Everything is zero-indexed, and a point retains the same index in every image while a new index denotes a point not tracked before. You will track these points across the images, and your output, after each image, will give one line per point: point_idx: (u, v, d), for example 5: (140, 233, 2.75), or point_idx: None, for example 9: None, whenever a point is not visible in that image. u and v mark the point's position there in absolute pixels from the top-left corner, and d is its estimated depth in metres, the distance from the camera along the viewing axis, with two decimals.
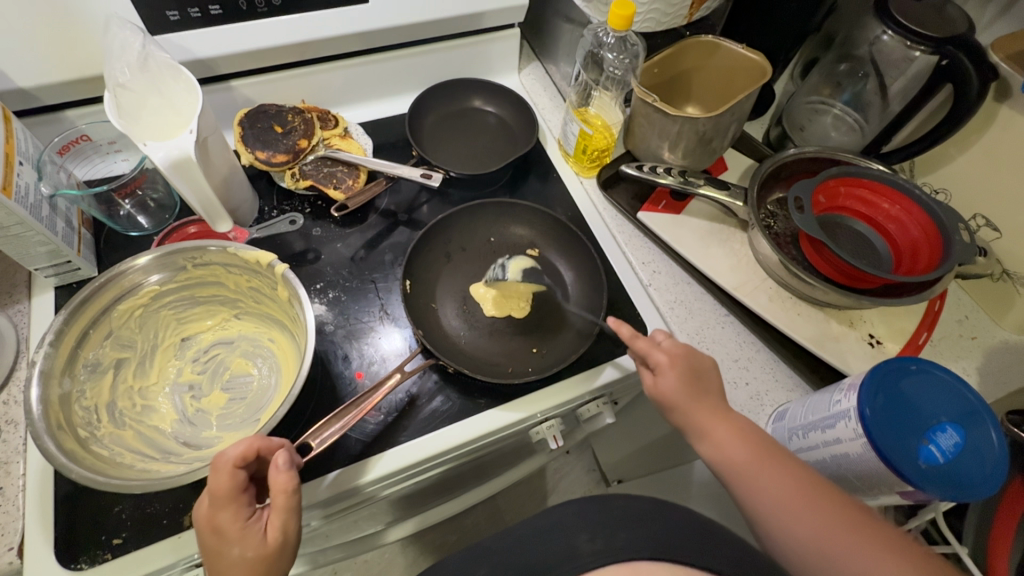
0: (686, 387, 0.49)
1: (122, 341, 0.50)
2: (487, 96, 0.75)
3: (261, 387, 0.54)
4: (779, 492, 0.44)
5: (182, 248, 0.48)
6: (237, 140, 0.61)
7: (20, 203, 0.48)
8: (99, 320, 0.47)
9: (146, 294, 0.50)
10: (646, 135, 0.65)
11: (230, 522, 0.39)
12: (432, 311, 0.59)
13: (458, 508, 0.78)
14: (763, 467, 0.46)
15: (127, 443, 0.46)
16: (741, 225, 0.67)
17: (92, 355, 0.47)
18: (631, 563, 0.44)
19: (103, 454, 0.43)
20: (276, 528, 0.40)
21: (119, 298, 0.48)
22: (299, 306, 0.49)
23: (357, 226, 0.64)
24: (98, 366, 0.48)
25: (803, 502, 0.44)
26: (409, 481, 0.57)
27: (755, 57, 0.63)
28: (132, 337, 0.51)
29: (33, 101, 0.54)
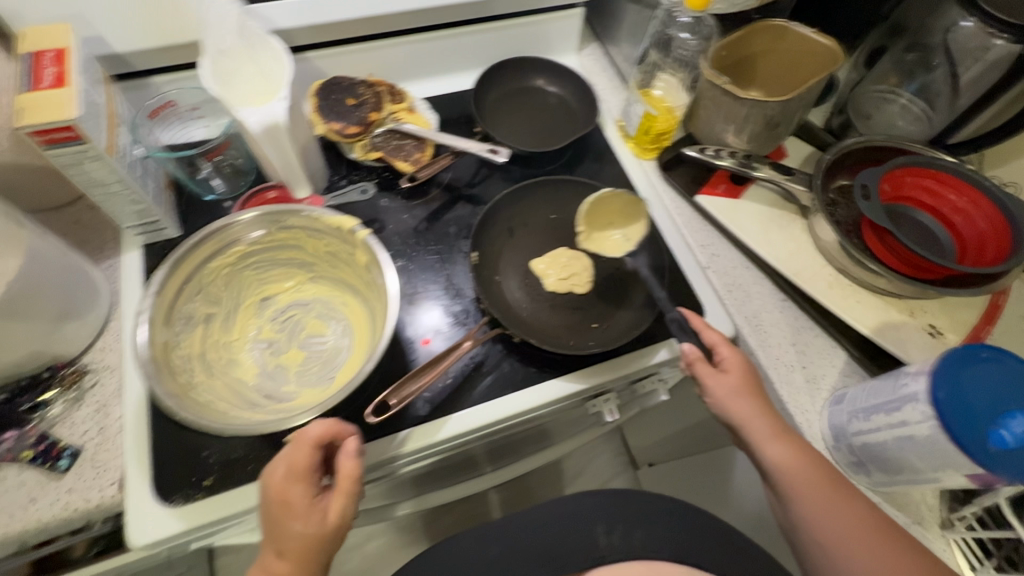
0: (747, 390, 0.51)
1: (211, 298, 0.54)
2: (550, 75, 0.76)
3: (336, 347, 0.56)
4: (836, 515, 0.47)
5: (279, 210, 0.51)
6: (311, 110, 0.63)
7: (121, 161, 0.50)
8: (192, 275, 0.50)
9: (234, 254, 0.53)
10: (711, 118, 0.65)
11: (297, 502, 0.41)
12: (496, 284, 0.61)
13: (487, 482, 0.80)
14: (819, 486, 0.47)
15: (217, 392, 0.49)
16: (800, 212, 0.67)
17: (186, 308, 0.51)
18: (648, 561, 0.56)
19: (199, 400, 0.46)
20: (336, 511, 0.42)
21: (202, 255, 0.50)
22: (376, 268, 0.51)
23: (422, 199, 0.66)
24: (189, 320, 0.51)
25: (857, 527, 0.46)
26: (464, 446, 0.59)
27: (826, 42, 0.62)
28: (219, 294, 0.54)
29: (128, 66, 0.57)
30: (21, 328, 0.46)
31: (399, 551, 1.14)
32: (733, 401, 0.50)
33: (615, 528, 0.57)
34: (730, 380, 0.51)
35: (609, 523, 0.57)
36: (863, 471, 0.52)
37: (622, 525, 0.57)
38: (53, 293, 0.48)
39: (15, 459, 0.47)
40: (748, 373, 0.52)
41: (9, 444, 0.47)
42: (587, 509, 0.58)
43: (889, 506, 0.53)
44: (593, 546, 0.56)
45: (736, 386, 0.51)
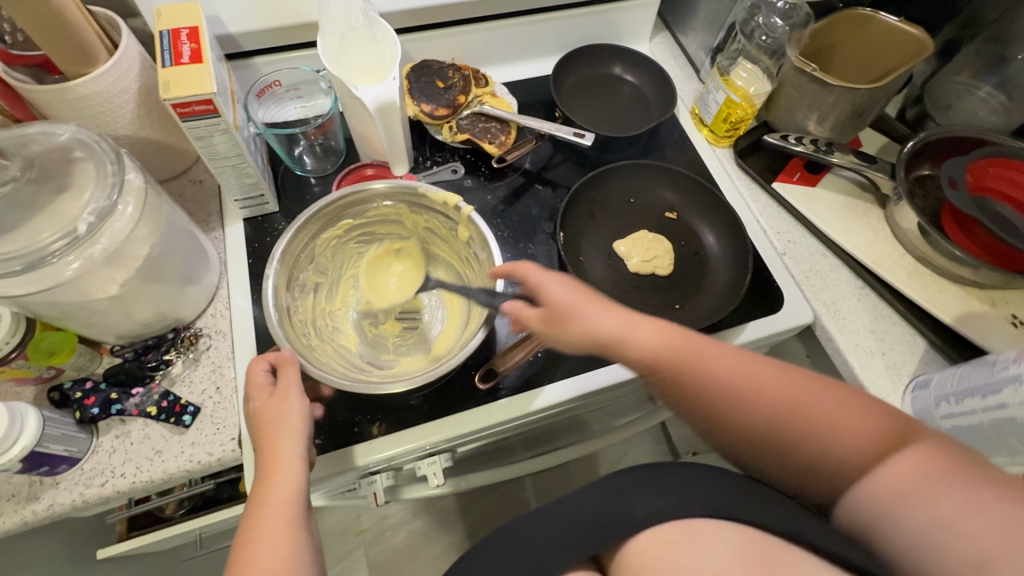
0: (558, 302, 0.47)
1: (320, 269, 0.56)
2: (627, 63, 0.77)
3: (431, 319, 0.59)
4: (824, 418, 0.41)
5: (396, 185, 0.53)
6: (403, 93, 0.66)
7: (243, 136, 0.54)
8: (308, 242, 0.53)
9: (343, 226, 0.55)
10: (793, 106, 0.66)
11: (274, 409, 0.42)
12: (580, 264, 0.62)
13: (541, 462, 0.83)
14: (789, 387, 0.43)
15: (329, 355, 0.52)
16: (878, 202, 0.68)
17: (302, 277, 0.54)
18: (684, 523, 0.39)
19: (319, 360, 0.49)
20: (304, 460, 0.41)
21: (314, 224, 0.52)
22: (481, 244, 0.53)
23: (503, 181, 0.68)
24: (301, 289, 0.54)
25: (859, 432, 0.40)
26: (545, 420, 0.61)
27: (915, 31, 0.63)
28: (325, 265, 0.57)
29: (238, 46, 0.59)
30: (154, 288, 0.49)
31: (443, 529, 1.15)
32: (555, 311, 0.47)
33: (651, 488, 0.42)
34: (534, 321, 0.47)
35: (643, 481, 0.43)
36: None
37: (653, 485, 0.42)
38: (180, 257, 0.51)
39: (141, 414, 0.50)
40: (677, 327, 0.46)
41: (138, 398, 0.50)
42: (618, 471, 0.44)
43: None
44: (627, 515, 0.40)
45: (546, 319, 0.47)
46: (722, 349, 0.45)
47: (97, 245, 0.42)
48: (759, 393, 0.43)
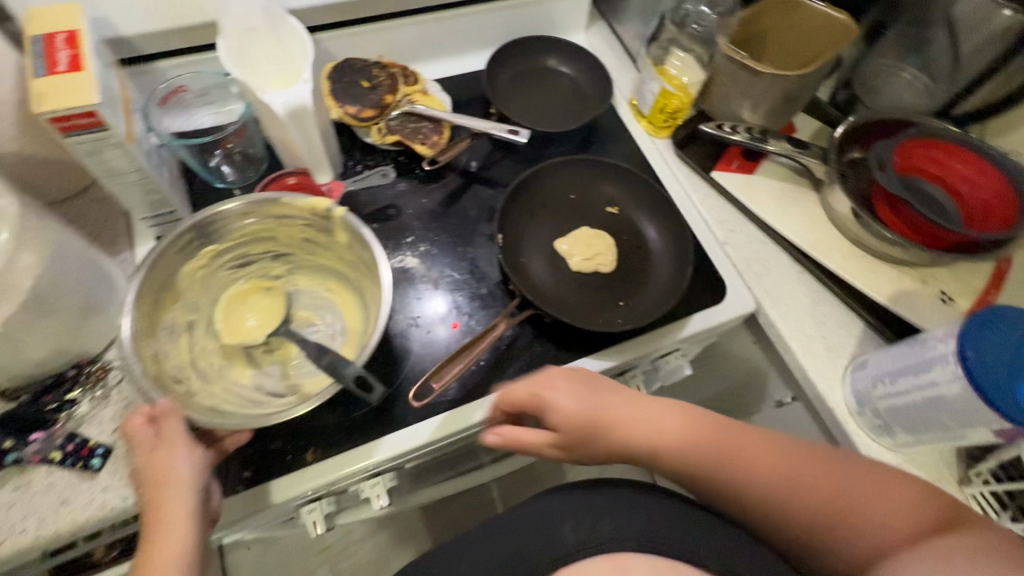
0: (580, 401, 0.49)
1: (189, 304, 0.50)
2: (561, 55, 0.75)
3: (330, 336, 0.53)
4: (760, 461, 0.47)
5: (258, 197, 0.48)
6: (325, 94, 0.62)
7: (139, 149, 0.48)
8: (168, 283, 0.47)
9: (207, 254, 0.50)
10: (727, 94, 0.66)
11: (163, 462, 0.39)
12: (521, 265, 0.60)
13: (500, 468, 0.82)
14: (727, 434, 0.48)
15: (219, 399, 0.47)
16: (813, 185, 0.69)
17: (168, 319, 0.47)
18: (616, 557, 0.45)
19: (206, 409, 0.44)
20: (196, 512, 0.39)
21: (187, 257, 0.48)
22: (363, 246, 0.49)
23: (439, 182, 0.65)
24: (173, 331, 0.48)
25: (791, 466, 0.46)
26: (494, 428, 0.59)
27: (840, 15, 0.63)
28: (197, 299, 0.51)
29: (133, 50, 0.55)
30: (47, 322, 0.44)
31: (409, 541, 1.12)
32: (565, 401, 0.48)
33: (581, 521, 0.47)
34: (545, 442, 0.49)
35: (576, 515, 0.47)
36: (887, 433, 0.54)
37: (588, 515, 0.47)
38: (77, 286, 0.46)
39: (43, 461, 0.45)
40: (578, 384, 0.50)
41: (37, 444, 0.46)
42: (553, 505, 0.48)
43: (911, 466, 0.55)
44: (558, 544, 0.46)
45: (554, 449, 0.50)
46: (622, 403, 0.50)
47: None
48: (666, 451, 0.48)
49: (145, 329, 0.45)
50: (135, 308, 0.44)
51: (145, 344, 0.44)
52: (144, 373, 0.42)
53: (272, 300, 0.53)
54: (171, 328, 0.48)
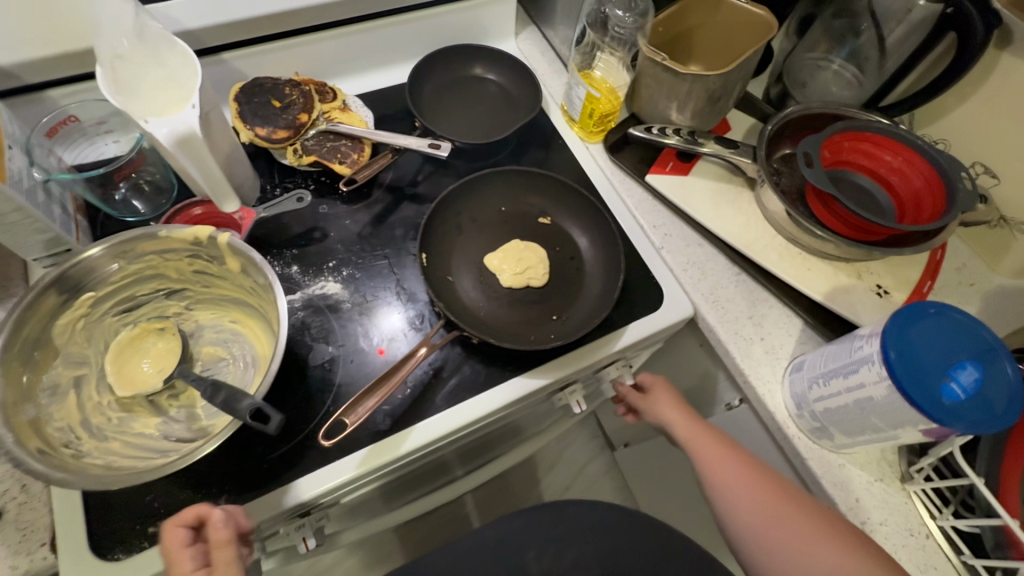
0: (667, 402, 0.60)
1: (73, 359, 0.46)
2: (488, 62, 0.73)
3: (240, 368, 0.51)
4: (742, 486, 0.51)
5: (129, 235, 0.45)
6: (234, 117, 0.59)
7: (15, 187, 0.45)
8: (43, 340, 0.43)
9: (85, 303, 0.46)
10: (654, 96, 0.64)
11: None
12: (449, 284, 0.58)
13: (459, 489, 0.79)
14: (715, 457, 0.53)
15: (118, 452, 0.44)
16: (748, 184, 0.68)
17: (47, 378, 0.44)
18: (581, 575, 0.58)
19: (97, 464, 0.41)
20: None
21: (61, 310, 0.44)
22: (256, 270, 0.47)
23: (364, 202, 0.63)
24: (56, 389, 0.44)
25: (758, 493, 0.50)
26: (432, 456, 0.56)
27: (759, 11, 0.62)
28: (82, 352, 0.47)
29: (13, 81, 0.51)
30: None
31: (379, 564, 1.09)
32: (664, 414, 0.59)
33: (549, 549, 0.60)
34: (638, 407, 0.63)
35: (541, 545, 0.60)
36: (826, 435, 0.53)
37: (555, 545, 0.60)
38: None
39: None
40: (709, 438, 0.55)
41: None
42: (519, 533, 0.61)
43: (854, 465, 0.55)
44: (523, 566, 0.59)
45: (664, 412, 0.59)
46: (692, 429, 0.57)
47: None
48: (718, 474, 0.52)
49: (25, 385, 0.41)
50: (9, 362, 0.40)
51: (25, 400, 0.41)
52: (20, 434, 0.38)
53: (167, 342, 0.50)
54: (60, 379, 0.44)
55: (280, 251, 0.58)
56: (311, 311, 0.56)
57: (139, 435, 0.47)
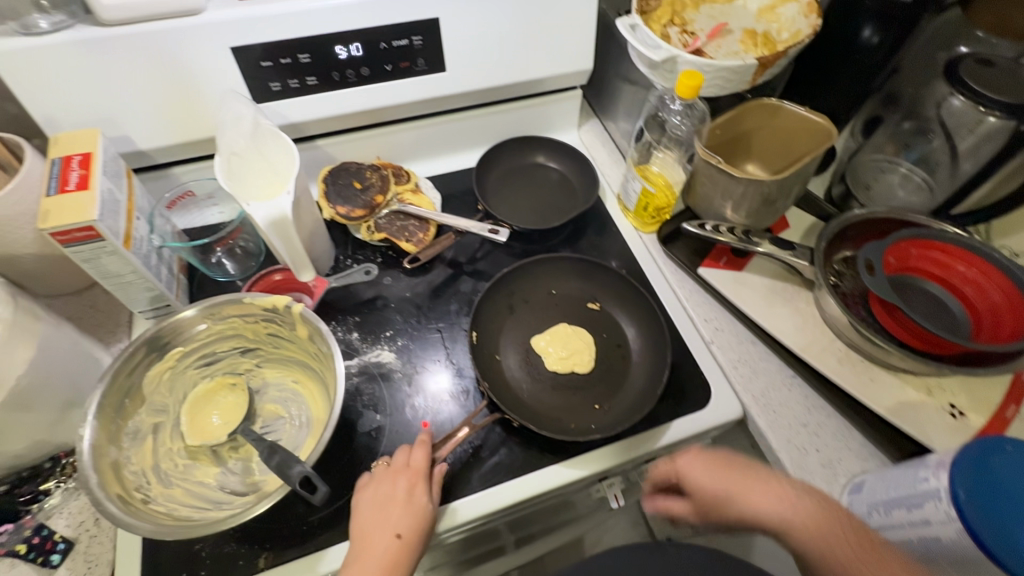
0: (713, 461, 0.50)
1: (156, 406, 0.52)
2: (550, 152, 0.79)
3: (296, 427, 0.55)
4: (769, 505, 0.46)
5: (217, 300, 0.51)
6: (320, 195, 0.67)
7: (136, 253, 0.53)
8: (132, 389, 0.49)
9: (173, 357, 0.52)
10: (709, 194, 0.65)
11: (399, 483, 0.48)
12: (496, 362, 0.60)
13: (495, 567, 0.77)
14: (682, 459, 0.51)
15: (178, 500, 0.48)
16: (805, 284, 0.66)
17: (131, 423, 0.49)
18: None
19: (160, 511, 0.45)
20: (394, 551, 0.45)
21: (153, 362, 0.50)
22: (320, 340, 0.52)
23: (424, 276, 0.67)
24: (138, 433, 0.49)
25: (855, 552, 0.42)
26: (465, 535, 0.56)
27: (819, 119, 0.64)
28: (164, 400, 0.52)
29: (148, 160, 0.61)
30: (29, 418, 0.47)
31: None
32: (706, 474, 0.50)
33: None
34: (687, 509, 0.52)
35: None
36: None
37: None
38: (62, 381, 0.49)
39: (8, 554, 0.47)
40: (808, 500, 0.45)
41: (5, 536, 0.47)
42: None
43: None
44: None
45: (706, 464, 0.50)
46: (740, 476, 0.48)
47: None
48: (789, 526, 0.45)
49: (113, 429, 0.47)
50: (104, 408, 0.46)
51: (111, 442, 0.46)
52: (101, 475, 0.43)
53: (236, 397, 0.55)
54: (142, 425, 0.50)
55: (344, 317, 0.63)
56: (365, 378, 0.59)
57: (199, 483, 0.50)
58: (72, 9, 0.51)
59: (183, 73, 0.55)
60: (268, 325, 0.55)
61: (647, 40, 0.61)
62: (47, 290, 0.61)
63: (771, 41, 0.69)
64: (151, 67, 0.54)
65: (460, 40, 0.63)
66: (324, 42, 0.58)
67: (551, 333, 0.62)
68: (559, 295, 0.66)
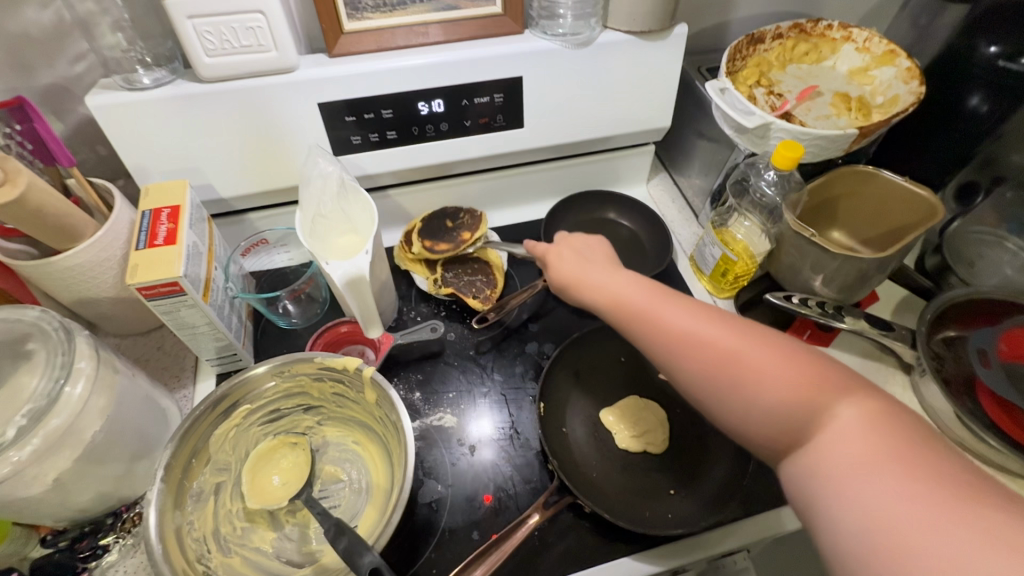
0: (650, 290, 0.45)
1: (219, 464, 0.50)
2: (620, 208, 0.76)
3: (354, 493, 0.52)
4: (742, 340, 0.39)
5: (289, 359, 0.50)
6: (412, 232, 0.68)
7: (213, 305, 0.52)
8: (199, 448, 0.48)
9: (240, 414, 0.51)
10: (796, 264, 0.61)
11: None
12: (563, 435, 0.57)
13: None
14: (627, 291, 0.46)
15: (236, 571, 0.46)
16: (902, 366, 0.61)
17: (195, 484, 0.47)
18: None
19: None
20: None
21: (220, 421, 0.49)
22: (389, 407, 0.50)
23: (489, 333, 0.65)
24: (200, 494, 0.48)
25: (856, 461, 0.32)
26: None
27: (923, 192, 0.59)
28: (227, 458, 0.51)
29: (226, 207, 0.62)
30: (99, 473, 0.46)
31: None
32: (650, 296, 0.45)
33: None
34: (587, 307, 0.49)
35: None
36: None
37: None
38: (133, 435, 0.49)
39: None
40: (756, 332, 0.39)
41: None
42: None
43: None
44: None
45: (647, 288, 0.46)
46: (678, 309, 0.42)
47: (29, 443, 0.40)
48: (772, 378, 0.37)
49: (179, 492, 0.45)
50: (172, 470, 0.45)
51: (176, 507, 0.45)
52: (166, 546, 0.41)
53: (297, 457, 0.53)
54: (205, 485, 0.48)
55: (406, 374, 0.61)
56: (425, 443, 0.56)
57: (257, 550, 0.48)
58: (174, 65, 0.53)
59: (270, 126, 0.55)
60: (335, 386, 0.53)
61: (736, 104, 0.59)
62: (119, 329, 0.61)
63: (866, 106, 0.63)
64: (241, 121, 0.54)
65: (541, 98, 0.62)
66: (408, 99, 0.58)
67: (622, 406, 0.58)
68: (629, 362, 0.62)
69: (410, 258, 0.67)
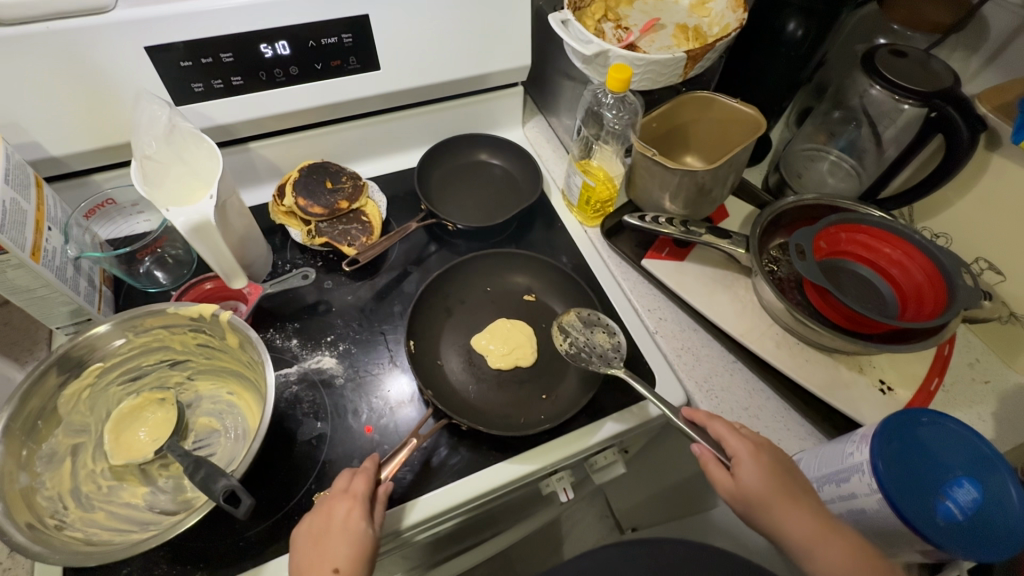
0: (770, 483, 0.45)
1: (74, 427, 0.49)
2: (492, 148, 0.79)
3: (230, 440, 0.53)
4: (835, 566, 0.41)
5: (136, 313, 0.48)
6: (289, 183, 0.66)
7: (48, 266, 0.50)
8: (46, 410, 0.46)
9: (92, 373, 0.49)
10: (647, 187, 0.66)
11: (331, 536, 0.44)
12: (438, 368, 0.60)
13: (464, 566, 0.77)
14: (738, 448, 0.47)
15: (101, 523, 0.45)
16: (744, 271, 0.68)
17: (45, 446, 0.46)
18: None
19: (77, 536, 0.43)
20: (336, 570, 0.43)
21: (66, 381, 0.47)
22: (251, 347, 0.50)
23: (368, 279, 0.66)
24: (53, 456, 0.47)
25: None
26: (438, 530, 0.56)
27: (748, 110, 0.65)
28: (84, 420, 0.50)
29: (62, 167, 0.58)
30: None
31: None
32: (759, 470, 0.46)
33: None
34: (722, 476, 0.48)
35: None
36: None
37: None
38: None
39: None
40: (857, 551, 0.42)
41: None
42: None
43: None
44: None
45: (751, 464, 0.46)
46: (804, 501, 0.45)
47: None
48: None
49: (23, 455, 0.44)
50: (11, 433, 0.43)
51: (21, 468, 0.43)
52: (8, 503, 0.40)
53: (165, 412, 0.53)
54: (59, 447, 0.47)
55: (283, 324, 0.61)
56: (305, 386, 0.57)
57: (125, 504, 0.48)
58: None
59: (93, 74, 0.52)
60: (196, 337, 0.53)
61: (578, 36, 0.62)
62: None
63: (701, 36, 0.69)
64: (58, 69, 0.51)
65: (392, 38, 0.62)
66: (247, 41, 0.56)
67: (497, 330, 0.62)
68: (494, 291, 0.67)
69: (282, 211, 0.66)
